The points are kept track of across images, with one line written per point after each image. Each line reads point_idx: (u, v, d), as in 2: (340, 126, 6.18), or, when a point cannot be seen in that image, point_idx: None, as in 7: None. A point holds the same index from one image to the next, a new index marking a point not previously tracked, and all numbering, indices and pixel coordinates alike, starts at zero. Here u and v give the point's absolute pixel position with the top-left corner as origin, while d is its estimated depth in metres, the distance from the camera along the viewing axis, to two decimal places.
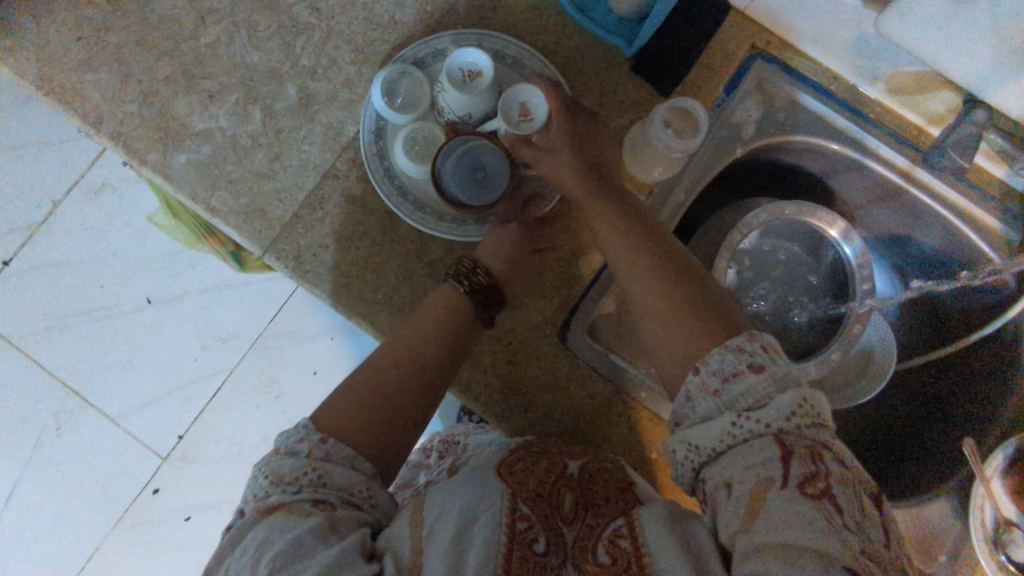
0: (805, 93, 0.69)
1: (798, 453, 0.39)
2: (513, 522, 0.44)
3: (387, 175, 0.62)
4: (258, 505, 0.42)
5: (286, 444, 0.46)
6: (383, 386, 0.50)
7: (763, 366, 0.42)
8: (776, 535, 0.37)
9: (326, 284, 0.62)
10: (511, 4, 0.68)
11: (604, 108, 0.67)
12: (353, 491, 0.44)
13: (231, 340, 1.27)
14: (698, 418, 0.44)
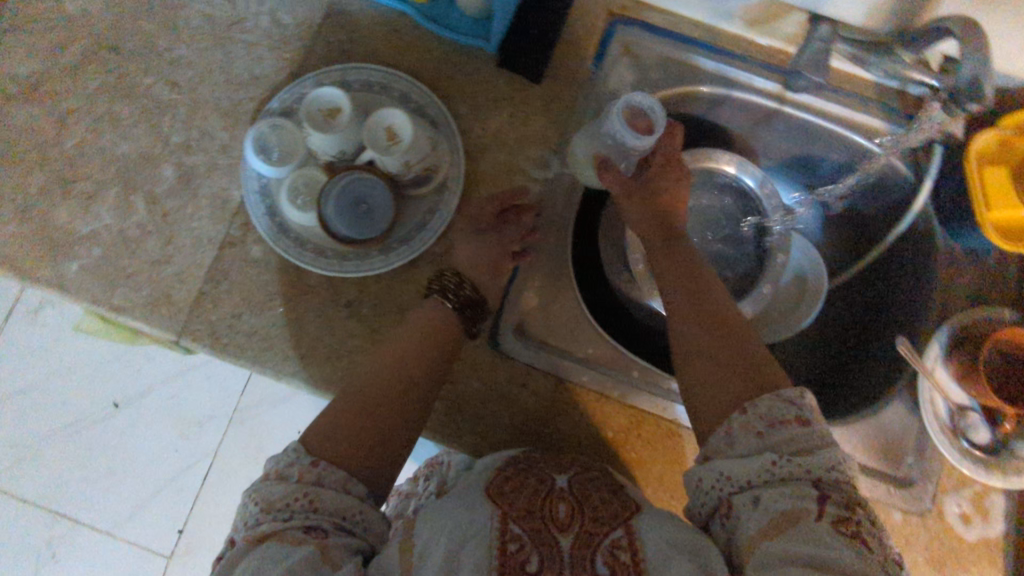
0: (669, 47, 0.68)
1: (834, 499, 0.41)
2: (503, 544, 0.45)
3: (281, 230, 0.62)
4: (248, 536, 0.41)
5: (274, 470, 0.45)
6: (381, 413, 0.51)
7: (811, 422, 0.43)
8: (795, 550, 0.39)
9: (249, 352, 0.61)
10: (366, 31, 0.68)
11: (482, 109, 0.67)
12: (345, 515, 0.44)
13: (206, 422, 1.25)
14: (733, 452, 0.45)
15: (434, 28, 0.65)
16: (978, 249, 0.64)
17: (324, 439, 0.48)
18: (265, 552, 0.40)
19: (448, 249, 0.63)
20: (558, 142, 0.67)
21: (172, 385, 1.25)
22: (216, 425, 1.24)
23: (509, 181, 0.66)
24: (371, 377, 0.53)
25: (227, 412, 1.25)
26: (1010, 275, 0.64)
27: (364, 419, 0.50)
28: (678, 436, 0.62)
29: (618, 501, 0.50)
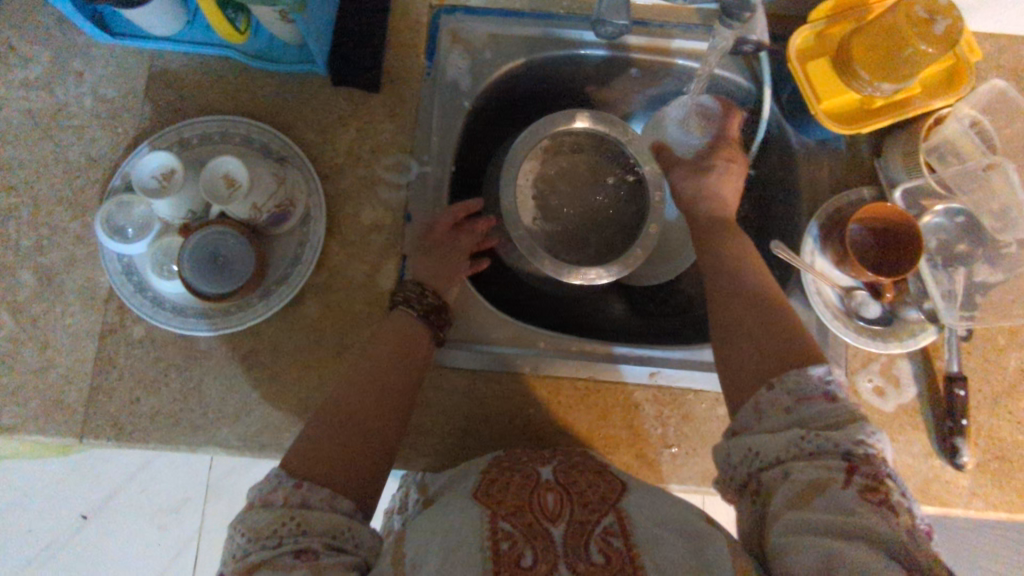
0: (492, 24, 0.69)
1: (861, 465, 0.41)
2: (495, 545, 0.44)
3: (157, 303, 0.61)
4: (237, 570, 0.40)
5: (259, 495, 0.43)
6: (374, 424, 0.50)
7: (838, 395, 0.45)
8: (826, 519, 0.39)
9: (157, 432, 0.60)
10: (193, 85, 0.66)
11: (327, 130, 0.66)
12: (337, 532, 0.43)
13: (180, 509, 1.19)
14: (761, 427, 0.46)
15: (262, 64, 0.65)
16: (830, 138, 0.66)
17: (310, 451, 0.47)
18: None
19: (329, 277, 0.63)
20: (410, 143, 0.66)
21: (138, 481, 1.19)
22: (192, 507, 1.18)
23: (372, 194, 0.65)
24: (360, 387, 0.52)
25: (202, 489, 1.18)
26: (867, 153, 0.66)
27: (349, 428, 0.49)
28: (597, 392, 0.63)
29: (605, 484, 0.51)
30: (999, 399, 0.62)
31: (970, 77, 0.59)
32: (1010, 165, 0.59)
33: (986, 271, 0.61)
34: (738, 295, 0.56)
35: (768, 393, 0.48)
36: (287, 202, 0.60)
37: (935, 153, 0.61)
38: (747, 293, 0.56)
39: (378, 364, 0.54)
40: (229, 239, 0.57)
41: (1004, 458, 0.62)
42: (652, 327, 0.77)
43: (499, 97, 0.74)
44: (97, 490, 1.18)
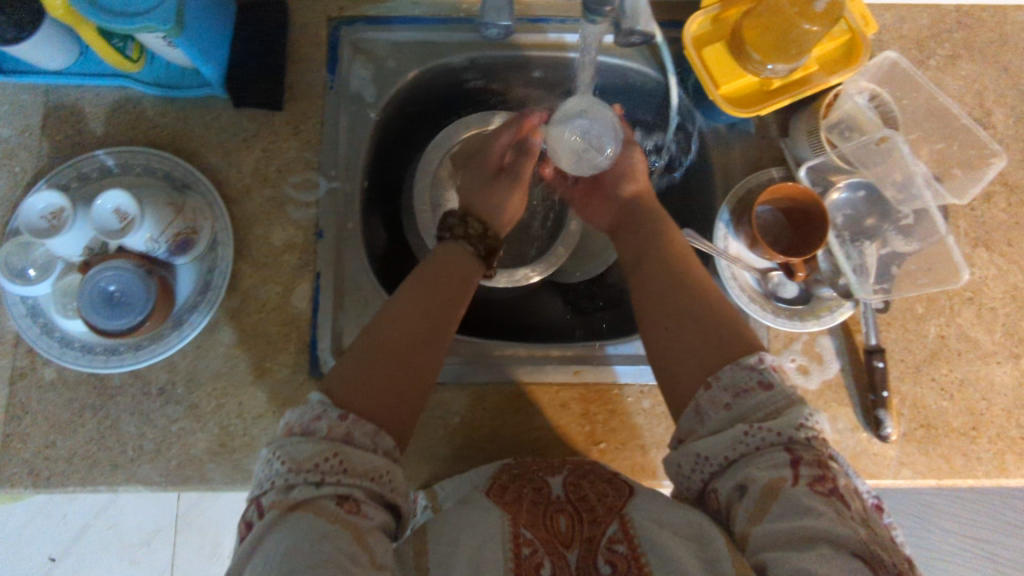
0: (396, 31, 0.69)
1: (806, 459, 0.42)
2: (516, 547, 0.46)
3: (65, 342, 0.59)
4: (277, 500, 0.40)
5: (301, 423, 0.44)
6: (419, 360, 0.50)
7: (772, 384, 0.46)
8: (786, 526, 0.40)
9: (76, 475, 0.58)
10: (90, 116, 0.65)
11: (232, 153, 0.65)
12: (375, 476, 0.43)
13: (146, 544, 1.08)
14: (705, 430, 0.47)
15: (160, 92, 0.64)
16: (738, 122, 0.66)
17: (354, 388, 0.47)
18: (300, 521, 0.39)
19: (242, 302, 0.62)
20: (317, 159, 0.65)
21: (106, 517, 1.08)
22: (163, 540, 1.08)
23: (281, 214, 0.64)
24: (408, 318, 0.51)
25: (171, 521, 1.08)
26: (775, 134, 0.66)
27: (390, 365, 0.49)
28: (523, 396, 0.63)
29: (613, 490, 0.53)
30: (921, 367, 0.63)
31: (866, 50, 0.58)
32: (901, 139, 0.58)
33: (901, 240, 0.62)
34: (675, 274, 0.56)
35: (706, 392, 0.48)
36: (189, 229, 0.59)
37: (836, 130, 0.62)
38: (677, 270, 0.56)
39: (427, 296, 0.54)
40: (124, 274, 0.55)
41: (929, 426, 0.62)
42: (589, 325, 0.77)
43: (407, 108, 0.74)
44: (64, 532, 1.08)
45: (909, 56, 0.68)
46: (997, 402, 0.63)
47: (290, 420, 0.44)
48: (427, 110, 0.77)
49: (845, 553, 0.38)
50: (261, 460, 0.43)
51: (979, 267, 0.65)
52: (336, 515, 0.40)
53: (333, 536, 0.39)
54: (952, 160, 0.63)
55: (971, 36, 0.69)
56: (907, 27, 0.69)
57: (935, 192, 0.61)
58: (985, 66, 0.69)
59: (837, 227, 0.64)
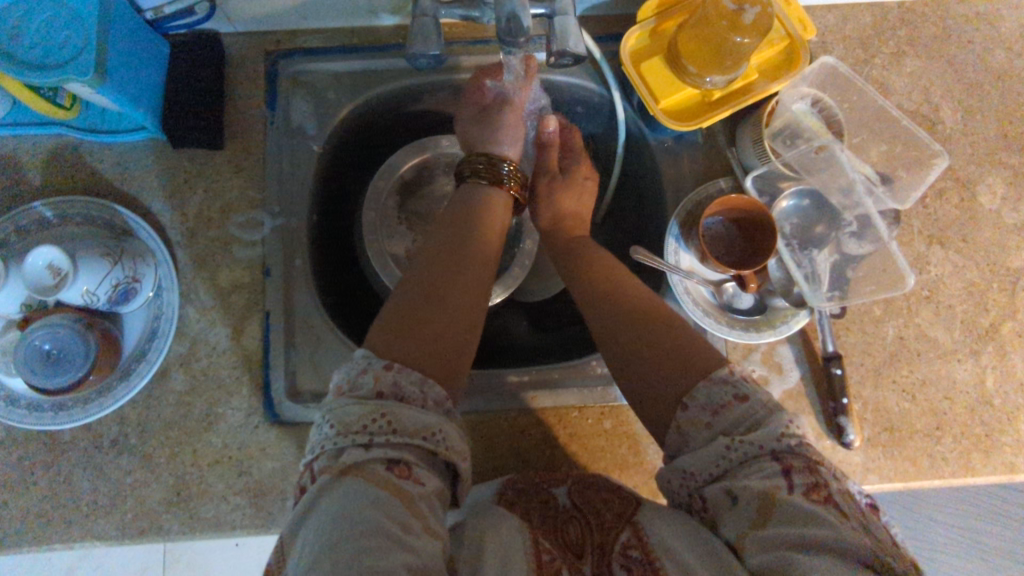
0: (336, 60, 0.68)
1: (796, 466, 0.40)
2: (538, 556, 0.46)
3: (11, 401, 0.58)
4: (329, 465, 0.38)
5: (349, 379, 0.43)
6: (461, 313, 0.50)
7: (748, 395, 0.44)
8: (785, 534, 0.38)
9: (29, 535, 0.57)
10: (26, 165, 0.63)
11: (174, 195, 0.64)
12: (427, 435, 0.40)
13: None
14: (692, 448, 0.45)
15: (96, 138, 0.63)
16: (685, 133, 0.66)
17: (398, 337, 0.46)
18: (351, 485, 0.37)
19: (193, 346, 0.61)
20: (261, 196, 0.65)
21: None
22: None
23: (227, 255, 0.63)
24: (444, 276, 0.52)
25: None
26: (723, 143, 0.66)
27: (431, 317, 0.48)
28: (482, 424, 0.62)
29: (619, 497, 0.52)
30: (881, 370, 0.62)
31: (804, 58, 0.59)
32: (839, 146, 0.59)
33: (854, 244, 0.62)
34: (624, 301, 0.56)
35: (684, 413, 0.46)
36: (129, 277, 0.58)
37: (779, 138, 0.61)
38: (618, 297, 0.57)
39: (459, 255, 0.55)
40: (60, 331, 0.54)
41: (893, 429, 0.61)
42: (554, 343, 0.76)
43: (351, 139, 0.74)
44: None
45: (853, 56, 0.68)
46: (960, 400, 0.62)
47: (336, 383, 0.43)
48: (374, 139, 0.77)
49: (852, 561, 0.35)
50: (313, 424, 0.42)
51: (934, 265, 0.65)
52: (385, 480, 0.38)
53: (380, 504, 0.37)
54: (900, 161, 0.64)
55: (914, 32, 0.69)
56: (849, 27, 0.68)
57: (876, 199, 0.61)
58: (929, 61, 0.69)
59: (786, 235, 0.65)
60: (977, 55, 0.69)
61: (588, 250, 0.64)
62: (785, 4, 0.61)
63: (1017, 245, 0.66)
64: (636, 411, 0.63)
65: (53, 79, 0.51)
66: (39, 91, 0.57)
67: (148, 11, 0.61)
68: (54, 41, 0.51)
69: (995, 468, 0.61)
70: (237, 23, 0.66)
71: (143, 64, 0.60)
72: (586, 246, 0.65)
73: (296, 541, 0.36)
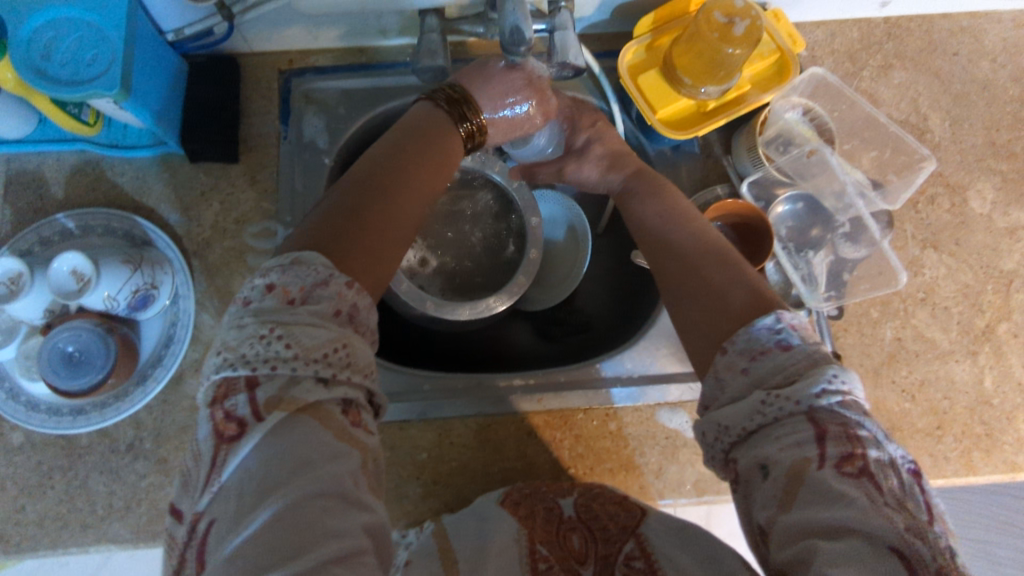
0: (345, 78, 0.72)
1: (832, 433, 0.38)
2: (534, 563, 0.50)
3: (30, 405, 0.60)
4: (280, 399, 0.37)
5: (301, 287, 0.40)
6: (399, 211, 0.50)
7: (791, 344, 0.42)
8: (813, 515, 0.36)
9: (46, 538, 0.58)
10: (51, 181, 0.66)
11: (190, 207, 0.66)
12: (370, 373, 0.41)
13: None
14: (727, 397, 0.43)
15: (117, 153, 0.66)
16: (682, 143, 0.68)
17: (340, 242, 0.45)
18: (307, 427, 0.36)
19: (207, 351, 0.63)
20: (274, 208, 0.67)
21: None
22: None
23: (241, 264, 0.65)
24: (383, 175, 0.51)
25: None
26: (719, 152, 0.68)
27: (371, 218, 0.47)
28: (488, 427, 0.63)
29: (625, 510, 0.53)
30: (880, 370, 0.63)
31: (794, 67, 0.61)
32: (829, 150, 0.62)
33: (849, 247, 0.64)
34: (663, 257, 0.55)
35: (725, 357, 0.45)
36: (148, 284, 0.60)
37: (772, 146, 0.64)
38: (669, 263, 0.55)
39: (413, 177, 0.52)
40: (83, 334, 0.56)
41: (894, 428, 0.62)
42: (559, 354, 0.78)
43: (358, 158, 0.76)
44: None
45: (842, 69, 0.71)
46: (960, 400, 0.63)
47: (279, 284, 0.40)
48: None
49: (879, 546, 0.34)
50: (233, 322, 0.40)
51: (928, 268, 0.66)
52: (342, 425, 0.38)
53: (339, 458, 0.37)
54: (890, 167, 0.66)
55: (900, 46, 0.72)
56: (838, 42, 0.71)
57: (868, 200, 0.64)
58: (916, 73, 0.71)
59: (782, 239, 0.66)
60: (962, 66, 0.72)
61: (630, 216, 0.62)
62: (775, 19, 0.64)
63: (1009, 247, 0.67)
64: (640, 412, 0.64)
65: (82, 93, 0.54)
66: (67, 109, 0.60)
67: (169, 33, 0.65)
68: (83, 59, 0.54)
69: (997, 466, 0.62)
70: (253, 46, 0.70)
71: (164, 82, 0.63)
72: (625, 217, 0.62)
73: (238, 471, 0.35)
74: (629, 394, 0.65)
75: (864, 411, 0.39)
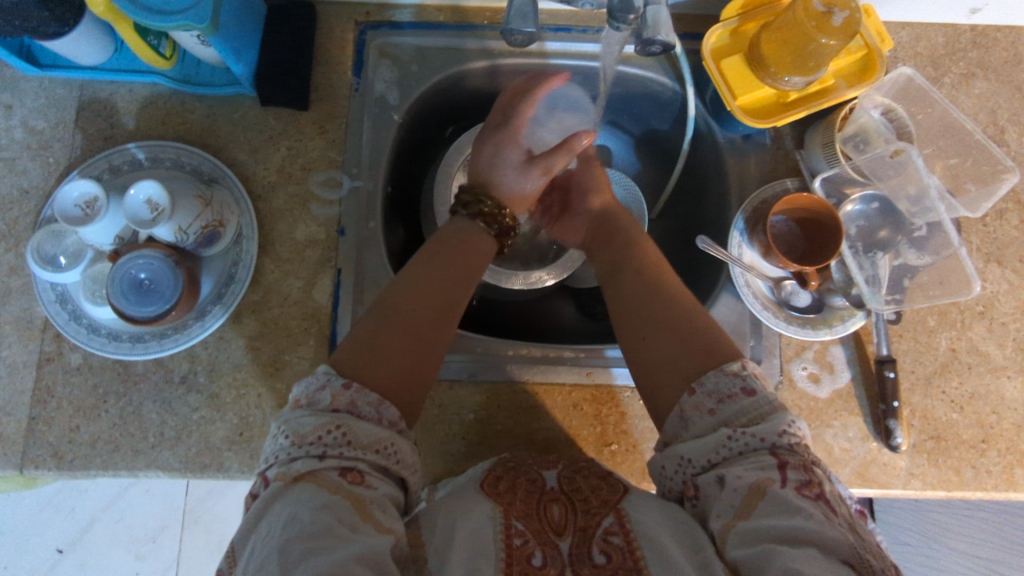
0: (418, 37, 0.72)
1: (792, 463, 0.42)
2: (508, 537, 0.46)
3: (91, 329, 0.61)
4: (282, 473, 0.41)
5: (307, 394, 0.45)
6: (429, 337, 0.51)
7: (756, 391, 0.46)
8: (774, 525, 0.39)
9: (96, 459, 0.59)
10: (124, 110, 0.66)
11: (258, 150, 0.66)
12: (379, 448, 0.43)
13: (159, 535, 1.07)
14: (690, 434, 0.46)
15: (191, 89, 0.66)
16: (754, 133, 0.68)
17: (366, 360, 0.47)
18: (304, 490, 0.39)
19: (265, 294, 0.63)
20: (340, 158, 0.67)
21: (115, 509, 1.07)
22: (170, 535, 1.07)
23: (304, 211, 0.66)
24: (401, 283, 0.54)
25: (178, 516, 1.07)
26: (790, 146, 0.68)
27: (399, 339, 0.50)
28: (535, 395, 0.64)
29: (607, 487, 0.52)
30: (932, 380, 0.63)
31: (881, 68, 0.60)
32: (916, 151, 0.60)
33: (913, 253, 0.64)
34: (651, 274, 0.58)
35: (690, 398, 0.47)
36: (216, 221, 0.61)
37: (852, 141, 0.64)
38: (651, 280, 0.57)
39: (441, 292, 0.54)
40: (155, 263, 0.57)
41: (939, 438, 0.61)
42: (602, 329, 0.77)
43: (435, 108, 0.78)
44: (71, 525, 1.06)
45: (923, 73, 0.70)
46: (1008, 416, 0.62)
47: (297, 394, 0.45)
48: (450, 115, 0.81)
49: (833, 557, 0.37)
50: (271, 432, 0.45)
51: (990, 282, 0.66)
52: (338, 484, 0.40)
53: (331, 506, 0.39)
54: (966, 176, 0.66)
55: (985, 56, 0.71)
56: (922, 45, 0.70)
57: (948, 205, 0.63)
58: (998, 85, 0.70)
59: (852, 238, 0.66)
60: None
61: (615, 236, 0.64)
62: (865, 14, 0.62)
63: None
64: None
65: (172, 24, 0.53)
66: (148, 39, 0.60)
67: None
68: None
69: None
70: None
71: (247, 23, 0.62)
72: (601, 245, 0.65)
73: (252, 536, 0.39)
74: None
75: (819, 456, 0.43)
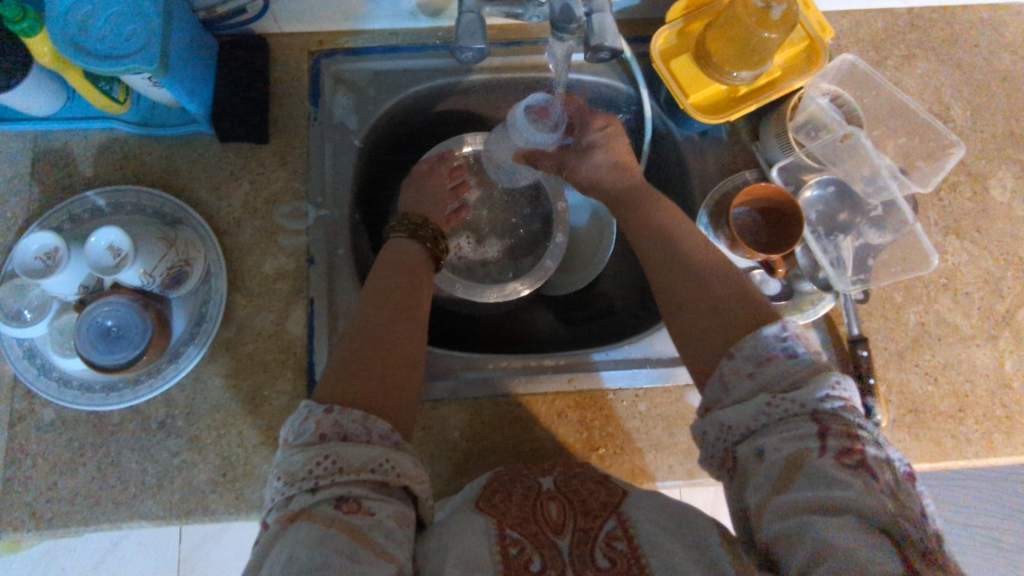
0: (373, 61, 0.72)
1: (833, 429, 0.38)
2: (504, 548, 0.46)
3: (63, 383, 0.60)
4: (278, 516, 0.39)
5: (292, 431, 0.43)
6: (409, 365, 0.50)
7: (797, 353, 0.42)
8: (810, 498, 0.37)
9: (77, 515, 0.58)
10: (80, 158, 0.66)
11: (221, 187, 0.66)
12: (374, 467, 0.41)
13: None
14: (731, 400, 0.43)
15: (148, 131, 0.65)
16: (711, 129, 0.70)
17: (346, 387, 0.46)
18: (299, 530, 0.38)
19: (238, 331, 0.63)
20: (304, 188, 0.67)
21: (106, 567, 1.04)
22: None
23: (272, 244, 0.65)
24: (376, 314, 0.53)
25: (172, 567, 1.05)
26: (747, 138, 0.69)
27: (375, 366, 0.48)
28: (519, 407, 0.64)
29: (605, 490, 0.53)
30: (904, 354, 0.64)
31: (824, 54, 0.61)
32: (863, 135, 0.62)
33: (875, 233, 0.66)
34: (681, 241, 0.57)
35: (729, 362, 0.44)
36: (182, 262, 0.60)
37: (803, 130, 0.66)
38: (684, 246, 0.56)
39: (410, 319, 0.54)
40: (122, 309, 0.57)
41: (918, 411, 0.63)
42: (581, 337, 0.78)
43: (403, 126, 0.79)
44: None
45: (867, 58, 0.72)
46: (981, 383, 0.64)
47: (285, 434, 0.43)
48: (429, 130, 0.83)
49: (869, 527, 0.35)
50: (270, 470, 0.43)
51: (951, 255, 0.67)
52: (334, 518, 0.39)
53: (326, 540, 0.37)
54: (917, 154, 0.68)
55: (924, 37, 0.73)
56: (863, 31, 0.72)
57: (901, 183, 0.64)
58: (938, 64, 0.72)
59: (813, 222, 0.69)
60: (983, 58, 0.73)
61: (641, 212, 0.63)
62: (804, 7, 0.64)
63: None
64: (670, 393, 0.65)
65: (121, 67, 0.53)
66: (99, 84, 0.59)
67: (200, 10, 0.62)
68: (120, 35, 0.53)
69: (1017, 449, 0.63)
70: (283, 27, 0.70)
71: (198, 61, 0.62)
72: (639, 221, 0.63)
73: None
74: (657, 374, 0.65)
75: (864, 415, 0.39)
